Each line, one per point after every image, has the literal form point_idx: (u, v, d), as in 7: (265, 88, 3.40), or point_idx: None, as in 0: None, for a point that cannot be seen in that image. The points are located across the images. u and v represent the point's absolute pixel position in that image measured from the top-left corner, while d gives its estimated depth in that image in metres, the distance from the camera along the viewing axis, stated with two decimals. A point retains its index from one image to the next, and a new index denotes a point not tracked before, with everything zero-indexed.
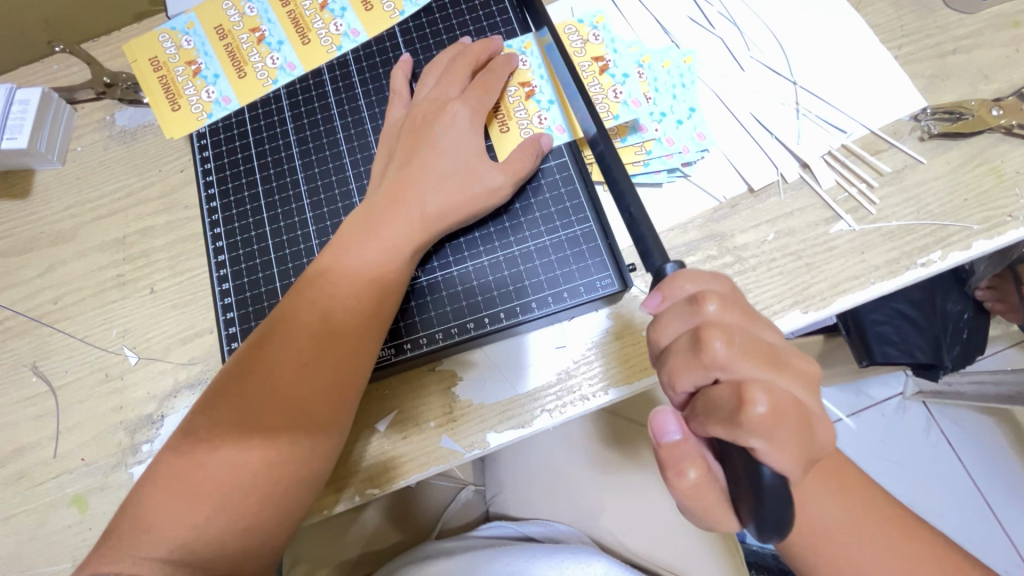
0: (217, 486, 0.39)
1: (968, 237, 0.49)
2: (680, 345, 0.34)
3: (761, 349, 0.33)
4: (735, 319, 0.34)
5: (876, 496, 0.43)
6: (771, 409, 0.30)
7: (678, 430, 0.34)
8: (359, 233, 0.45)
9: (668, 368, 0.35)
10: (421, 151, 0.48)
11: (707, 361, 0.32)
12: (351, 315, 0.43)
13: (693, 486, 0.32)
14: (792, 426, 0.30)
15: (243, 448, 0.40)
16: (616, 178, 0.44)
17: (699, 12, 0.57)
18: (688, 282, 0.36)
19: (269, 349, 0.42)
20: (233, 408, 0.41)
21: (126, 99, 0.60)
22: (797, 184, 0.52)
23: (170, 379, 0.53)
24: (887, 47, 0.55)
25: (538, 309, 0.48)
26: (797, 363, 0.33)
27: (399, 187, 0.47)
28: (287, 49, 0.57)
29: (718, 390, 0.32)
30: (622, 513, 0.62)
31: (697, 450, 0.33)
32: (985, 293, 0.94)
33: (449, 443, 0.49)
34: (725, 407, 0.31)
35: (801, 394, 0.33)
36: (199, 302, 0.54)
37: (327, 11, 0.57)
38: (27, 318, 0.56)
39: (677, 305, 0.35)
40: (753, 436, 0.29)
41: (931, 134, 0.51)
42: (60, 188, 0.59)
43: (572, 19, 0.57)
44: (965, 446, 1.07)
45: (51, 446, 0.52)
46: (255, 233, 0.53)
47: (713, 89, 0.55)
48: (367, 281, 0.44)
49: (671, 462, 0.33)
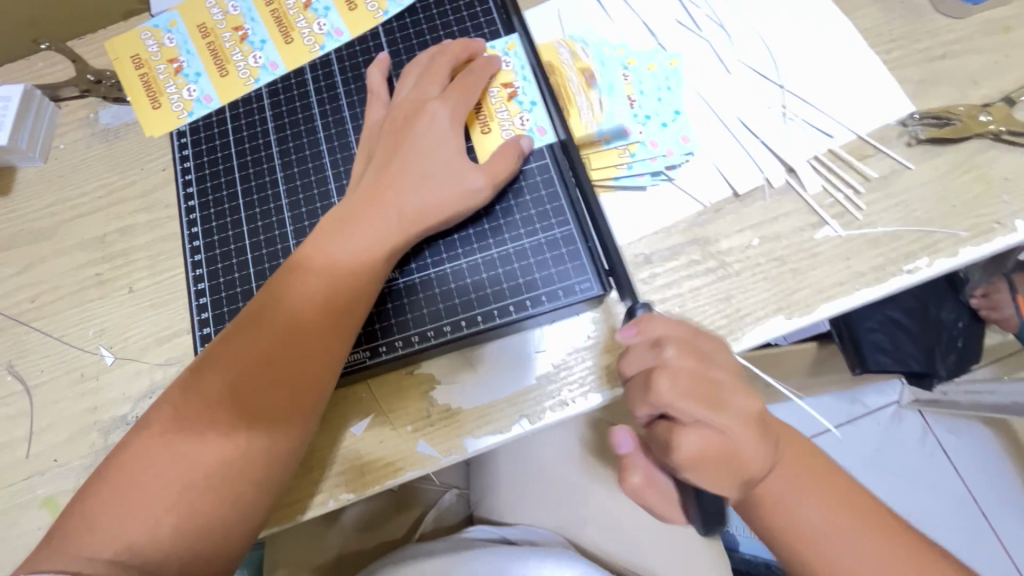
0: (182, 485, 0.39)
1: (955, 244, 0.48)
2: (634, 383, 0.37)
3: (706, 393, 0.35)
4: (689, 364, 0.36)
5: (863, 505, 0.42)
6: (698, 452, 0.34)
7: (630, 445, 0.39)
8: (334, 231, 0.45)
9: (628, 396, 0.38)
10: (399, 152, 0.47)
11: (653, 402, 0.35)
12: (323, 316, 0.42)
13: (638, 487, 0.39)
14: (719, 462, 0.34)
15: (204, 446, 0.39)
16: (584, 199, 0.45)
17: (687, 15, 0.57)
18: (654, 327, 0.37)
19: (238, 350, 0.42)
20: (201, 408, 0.40)
21: (110, 97, 0.60)
22: (783, 189, 0.51)
23: (146, 380, 0.52)
24: (875, 51, 0.54)
25: (516, 312, 0.47)
26: (745, 398, 0.36)
27: (376, 188, 0.46)
28: (269, 47, 0.56)
29: (662, 424, 0.36)
30: (605, 520, 0.61)
31: (648, 462, 0.39)
32: (979, 301, 0.91)
33: (426, 448, 0.48)
34: (660, 441, 0.36)
35: (742, 430, 0.35)
36: (176, 302, 0.54)
37: (311, 10, 0.57)
38: (4, 316, 0.55)
39: (638, 346, 0.37)
40: (678, 472, 0.35)
41: (919, 140, 0.51)
42: (41, 186, 0.59)
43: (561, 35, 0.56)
44: (961, 456, 1.06)
45: (25, 446, 0.51)
46: (232, 233, 0.52)
47: (698, 92, 0.54)
48: (342, 282, 0.43)
49: (622, 468, 0.40)
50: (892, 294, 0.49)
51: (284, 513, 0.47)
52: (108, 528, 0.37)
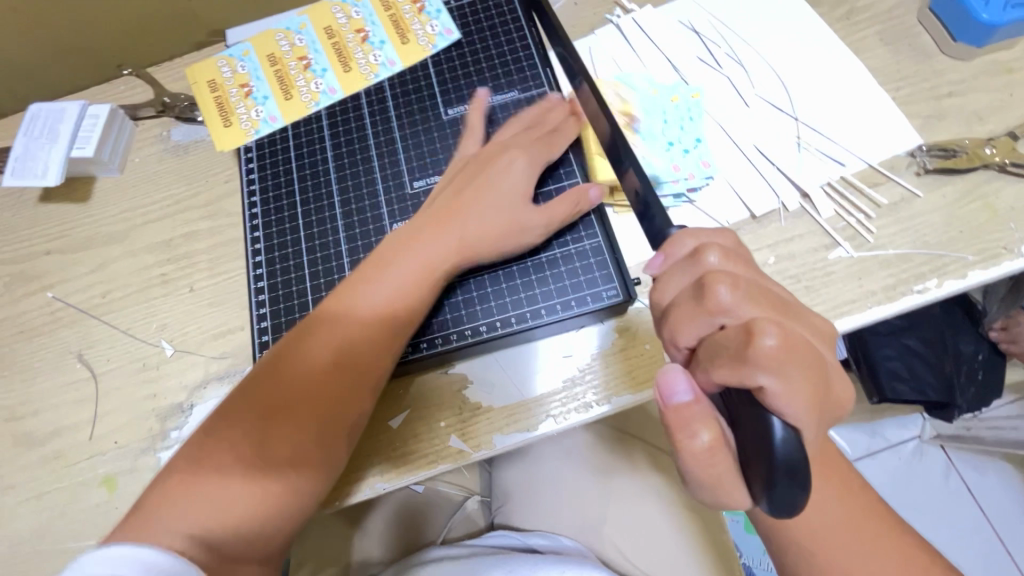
0: (240, 491, 0.41)
1: (963, 267, 0.51)
2: (683, 297, 0.30)
3: (768, 295, 0.29)
4: (740, 271, 0.30)
5: (892, 522, 0.40)
6: (785, 343, 0.26)
7: (689, 391, 0.27)
8: (379, 263, 0.49)
9: (670, 323, 0.30)
10: (475, 181, 0.52)
11: (712, 307, 0.28)
12: (376, 332, 0.47)
13: (705, 451, 0.26)
14: (805, 365, 0.26)
15: (258, 466, 0.42)
16: (654, 212, 0.42)
17: (708, 53, 0.62)
18: (690, 237, 0.33)
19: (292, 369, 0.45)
20: (255, 419, 0.44)
21: (183, 117, 0.67)
22: (797, 212, 0.55)
23: (202, 371, 0.57)
24: (885, 88, 0.58)
25: (548, 316, 0.51)
26: (810, 316, 0.30)
27: (443, 211, 0.51)
28: (330, 75, 0.63)
29: (725, 335, 0.27)
30: (624, 528, 0.62)
31: (711, 412, 0.27)
32: (997, 334, 0.89)
33: (457, 443, 0.51)
34: (731, 346, 0.26)
35: (817, 344, 0.29)
36: (234, 301, 0.59)
37: (367, 43, 0.63)
38: (76, 310, 0.61)
39: (677, 263, 0.32)
40: (763, 372, 0.25)
41: (926, 170, 0.54)
42: (117, 194, 0.65)
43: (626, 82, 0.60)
44: (984, 493, 1.04)
45: (88, 428, 0.56)
46: (290, 237, 0.57)
47: (718, 122, 0.59)
48: (386, 310, 0.48)
49: (679, 425, 0.27)
50: (903, 314, 0.52)
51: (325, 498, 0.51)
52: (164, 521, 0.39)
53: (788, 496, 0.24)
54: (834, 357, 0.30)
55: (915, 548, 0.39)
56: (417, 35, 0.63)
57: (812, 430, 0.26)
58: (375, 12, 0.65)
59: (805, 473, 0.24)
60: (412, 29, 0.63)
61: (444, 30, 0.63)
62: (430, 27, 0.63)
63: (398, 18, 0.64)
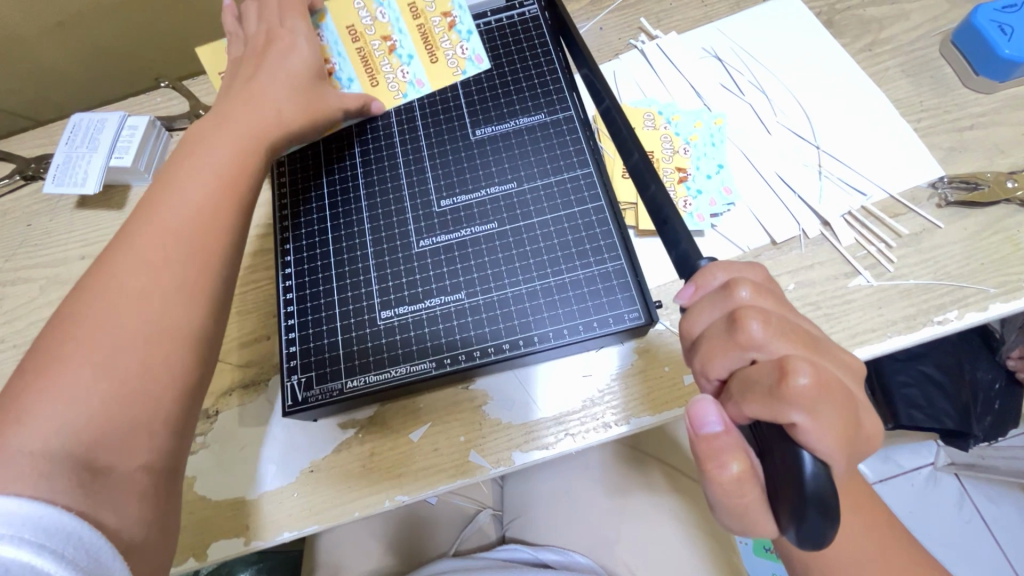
0: (119, 356, 0.37)
1: (984, 299, 0.51)
2: (714, 329, 0.31)
3: (799, 333, 0.29)
4: (769, 306, 0.31)
5: (912, 554, 0.40)
6: (818, 381, 0.26)
7: (719, 421, 0.28)
8: (184, 153, 0.47)
9: (700, 355, 0.31)
10: (254, 70, 0.52)
11: (743, 340, 0.29)
12: (198, 236, 0.42)
13: (734, 481, 0.27)
14: (836, 403, 0.26)
15: (89, 369, 0.36)
16: (673, 228, 0.43)
17: (731, 80, 0.63)
18: (722, 271, 0.33)
19: (129, 268, 0.40)
20: (101, 318, 0.38)
21: None
22: (817, 240, 0.55)
23: (227, 378, 0.58)
24: (906, 119, 0.59)
25: (571, 336, 0.51)
26: (836, 351, 0.31)
27: (244, 91, 0.51)
28: (355, 86, 0.60)
29: (757, 369, 0.28)
30: (636, 547, 0.62)
31: (740, 443, 0.28)
32: (1015, 362, 0.89)
33: (477, 458, 0.52)
34: (764, 382, 0.27)
35: (845, 381, 0.29)
36: (260, 311, 0.60)
37: (395, 55, 0.61)
38: None
39: (709, 295, 0.32)
40: (796, 409, 0.26)
41: (948, 202, 0.55)
42: None
43: (650, 106, 0.61)
44: (1001, 525, 1.03)
45: None
46: (319, 249, 0.57)
47: (740, 149, 0.60)
48: (220, 166, 0.46)
49: (710, 455, 0.27)
50: (922, 344, 0.52)
51: (346, 508, 0.52)
52: (20, 432, 0.33)
53: (816, 530, 0.25)
54: (861, 395, 0.30)
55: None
56: (447, 55, 0.62)
57: (840, 466, 0.27)
58: (402, 17, 0.61)
59: (832, 508, 0.25)
60: (441, 47, 0.62)
61: (475, 56, 0.62)
62: (460, 48, 0.62)
63: (427, 29, 0.62)
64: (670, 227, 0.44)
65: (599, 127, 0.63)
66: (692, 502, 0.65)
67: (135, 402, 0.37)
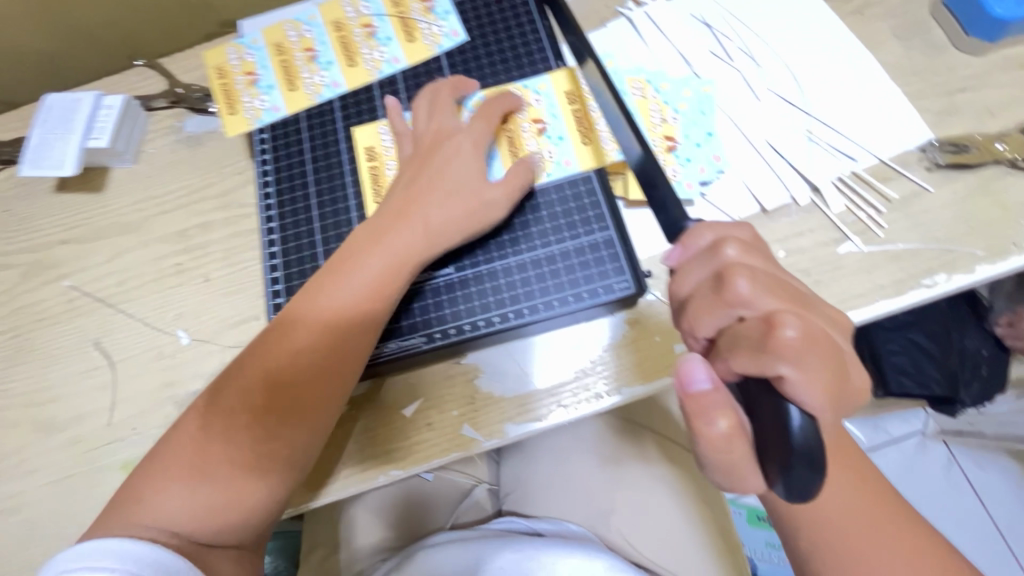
0: (233, 468, 0.46)
1: (972, 262, 0.51)
2: (701, 290, 0.31)
3: (786, 290, 0.29)
4: (757, 265, 0.31)
5: (902, 512, 0.41)
6: (804, 334, 0.26)
7: (707, 378, 0.28)
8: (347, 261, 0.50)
9: (687, 316, 0.31)
10: (422, 176, 0.53)
11: (730, 298, 0.28)
12: (325, 373, 0.48)
13: (723, 437, 0.27)
14: (823, 355, 0.26)
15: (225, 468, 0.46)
16: (663, 193, 0.43)
17: (720, 47, 0.62)
18: (709, 232, 0.33)
19: (252, 393, 0.48)
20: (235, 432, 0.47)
21: (196, 108, 0.68)
22: (808, 207, 0.55)
23: (217, 359, 0.57)
24: (897, 83, 0.59)
25: (561, 307, 0.52)
26: (824, 308, 0.31)
27: (398, 210, 0.52)
28: (496, 163, 0.56)
29: (745, 326, 0.28)
30: (632, 516, 0.63)
31: (729, 400, 0.28)
32: (1003, 329, 0.89)
33: (470, 432, 0.52)
34: (752, 336, 0.27)
35: (834, 337, 0.29)
36: (247, 291, 0.60)
37: (545, 137, 0.57)
38: (92, 298, 0.62)
39: (696, 256, 0.32)
40: (782, 361, 0.26)
41: (937, 165, 0.55)
42: (132, 185, 0.66)
43: (640, 75, 0.60)
44: (986, 487, 1.05)
45: (107, 414, 0.57)
46: (305, 227, 0.58)
47: (730, 117, 0.59)
48: (346, 310, 0.49)
49: (699, 413, 0.27)
50: (911, 308, 0.52)
51: (341, 483, 0.52)
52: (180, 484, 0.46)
53: (803, 480, 0.25)
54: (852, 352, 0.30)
55: (926, 537, 0.40)
56: (602, 138, 0.56)
57: (827, 418, 0.27)
58: (559, 105, 0.58)
59: (818, 457, 0.25)
60: (419, 28, 0.63)
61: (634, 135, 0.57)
62: (437, 27, 0.63)
63: (584, 115, 0.57)
64: (658, 193, 0.44)
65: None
66: (686, 471, 0.65)
67: (230, 500, 0.46)
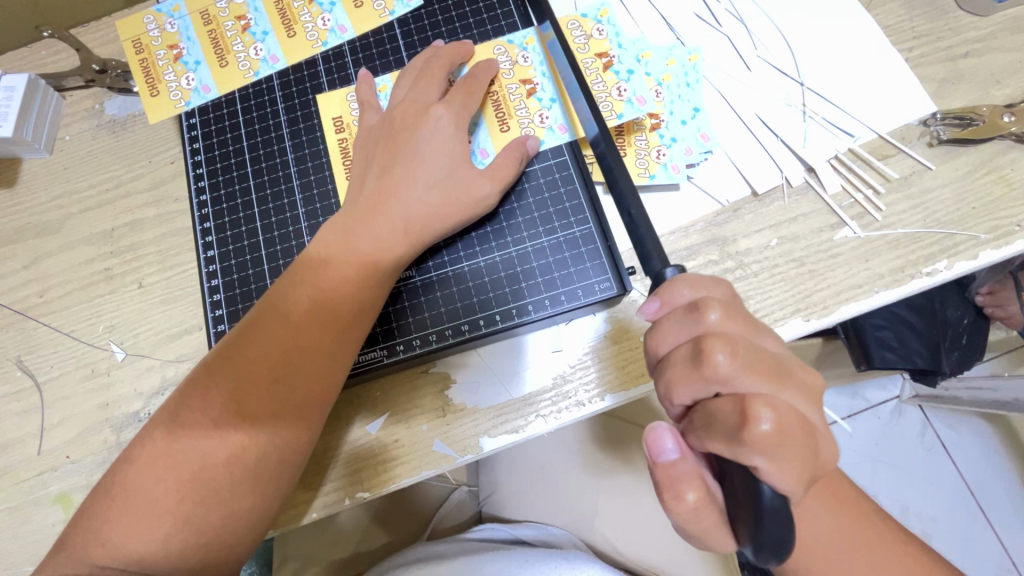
0: (218, 456, 0.40)
1: (974, 247, 0.48)
2: (678, 357, 0.30)
3: (767, 361, 0.29)
4: (738, 330, 0.30)
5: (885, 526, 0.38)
6: (778, 424, 0.26)
7: (676, 448, 0.29)
8: (346, 225, 0.45)
9: (664, 380, 0.31)
10: (396, 160, 0.46)
11: (708, 374, 0.28)
12: (313, 354, 0.42)
13: (691, 510, 0.28)
14: (798, 444, 0.27)
15: (201, 458, 0.39)
16: (637, 226, 0.39)
17: (706, 9, 0.56)
18: (688, 288, 0.32)
19: (234, 376, 0.41)
20: (215, 422, 0.40)
21: (116, 87, 0.59)
22: (802, 188, 0.51)
23: (157, 376, 0.51)
24: (898, 48, 0.53)
25: (535, 312, 0.48)
26: (801, 373, 0.30)
27: (374, 196, 0.45)
28: (483, 133, 0.50)
29: (720, 404, 0.28)
30: (616, 518, 0.61)
31: (696, 469, 0.30)
32: (984, 298, 0.88)
33: (441, 447, 0.47)
34: (727, 423, 0.27)
35: (807, 409, 0.29)
36: (188, 298, 0.53)
37: (535, 99, 0.51)
38: (13, 311, 0.54)
39: (676, 314, 0.31)
40: (759, 456, 0.26)
41: (940, 140, 0.50)
42: (48, 178, 0.57)
43: (615, 39, 0.53)
44: (960, 450, 0.97)
45: (36, 442, 0.51)
46: (245, 228, 0.53)
47: (718, 89, 0.53)
48: (335, 283, 0.43)
49: (668, 484, 0.29)
50: (907, 297, 0.49)
51: (301, 510, 0.46)
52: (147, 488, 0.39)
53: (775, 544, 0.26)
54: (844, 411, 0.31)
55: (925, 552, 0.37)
56: (600, 99, 0.50)
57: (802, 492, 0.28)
58: (549, 66, 0.51)
59: None
60: None
61: (635, 97, 0.50)
62: None
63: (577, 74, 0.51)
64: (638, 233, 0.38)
65: (589, 33, 0.53)
66: None
67: (202, 504, 0.39)
